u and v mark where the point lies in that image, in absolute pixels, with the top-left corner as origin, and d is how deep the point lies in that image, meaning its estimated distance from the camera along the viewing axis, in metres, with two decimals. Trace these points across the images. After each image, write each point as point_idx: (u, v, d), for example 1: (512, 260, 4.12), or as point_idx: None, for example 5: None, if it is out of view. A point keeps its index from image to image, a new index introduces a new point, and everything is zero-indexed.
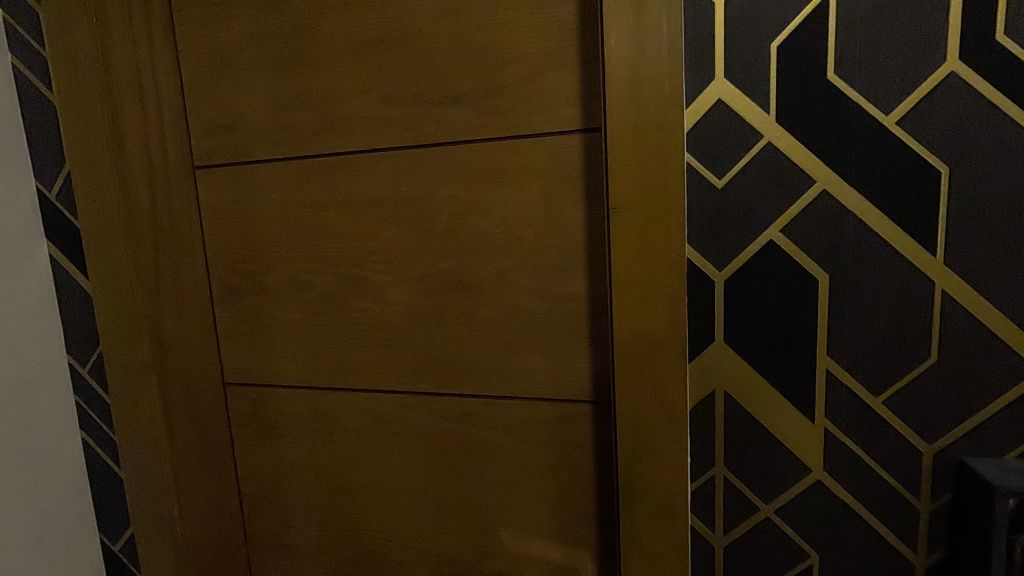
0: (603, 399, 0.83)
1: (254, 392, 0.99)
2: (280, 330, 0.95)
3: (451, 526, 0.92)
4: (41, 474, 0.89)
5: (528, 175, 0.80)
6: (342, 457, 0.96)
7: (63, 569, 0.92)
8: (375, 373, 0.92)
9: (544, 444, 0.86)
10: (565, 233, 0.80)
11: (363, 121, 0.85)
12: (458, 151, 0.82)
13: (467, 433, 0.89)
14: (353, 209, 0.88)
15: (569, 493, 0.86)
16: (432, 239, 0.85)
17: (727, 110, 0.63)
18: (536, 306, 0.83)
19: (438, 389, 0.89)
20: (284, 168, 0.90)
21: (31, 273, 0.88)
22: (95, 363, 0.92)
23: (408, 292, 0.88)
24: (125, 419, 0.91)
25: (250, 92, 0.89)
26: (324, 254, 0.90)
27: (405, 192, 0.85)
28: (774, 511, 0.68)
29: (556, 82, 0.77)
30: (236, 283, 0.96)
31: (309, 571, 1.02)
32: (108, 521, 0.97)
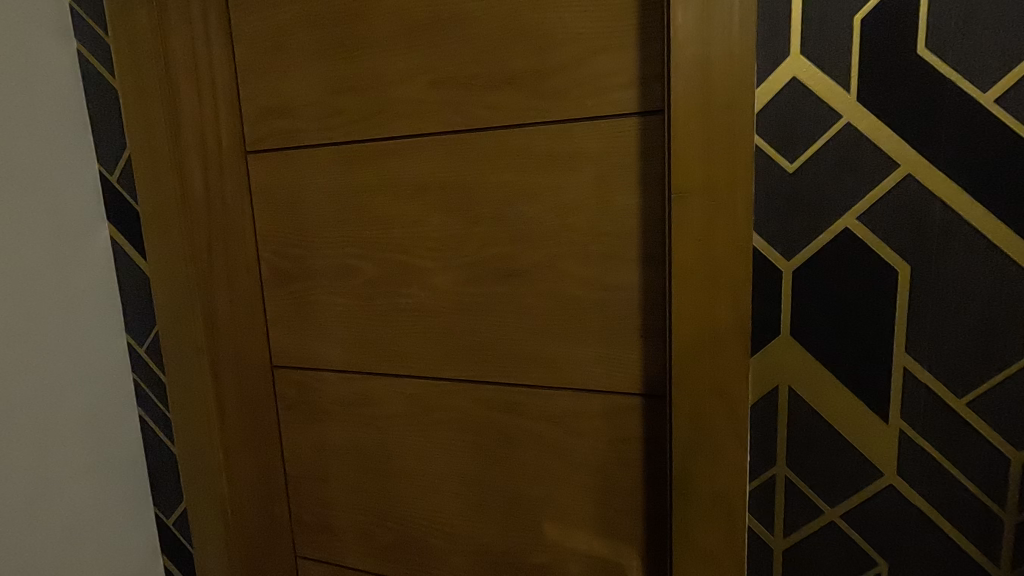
0: (655, 392, 0.80)
1: (302, 376, 1.00)
2: (327, 316, 0.96)
3: (494, 516, 0.92)
4: (100, 447, 0.93)
5: (581, 160, 0.78)
6: (385, 442, 0.96)
7: (121, 539, 0.96)
8: (419, 360, 0.91)
9: (590, 436, 0.84)
10: (619, 221, 0.78)
11: (413, 105, 0.84)
12: (509, 135, 0.80)
13: (511, 422, 0.88)
14: (401, 194, 0.87)
15: (616, 487, 0.84)
16: (481, 225, 0.84)
17: (802, 89, 0.59)
18: (586, 295, 0.81)
19: (483, 377, 0.88)
20: (334, 153, 0.90)
21: (92, 253, 0.92)
22: (152, 342, 0.95)
23: (455, 278, 0.87)
24: (178, 397, 0.94)
25: (301, 76, 0.90)
26: (371, 239, 0.90)
27: (454, 177, 0.84)
28: (841, 515, 0.64)
29: (612, 63, 0.75)
30: (285, 266, 0.97)
31: (351, 553, 1.03)
32: (162, 495, 1.00)
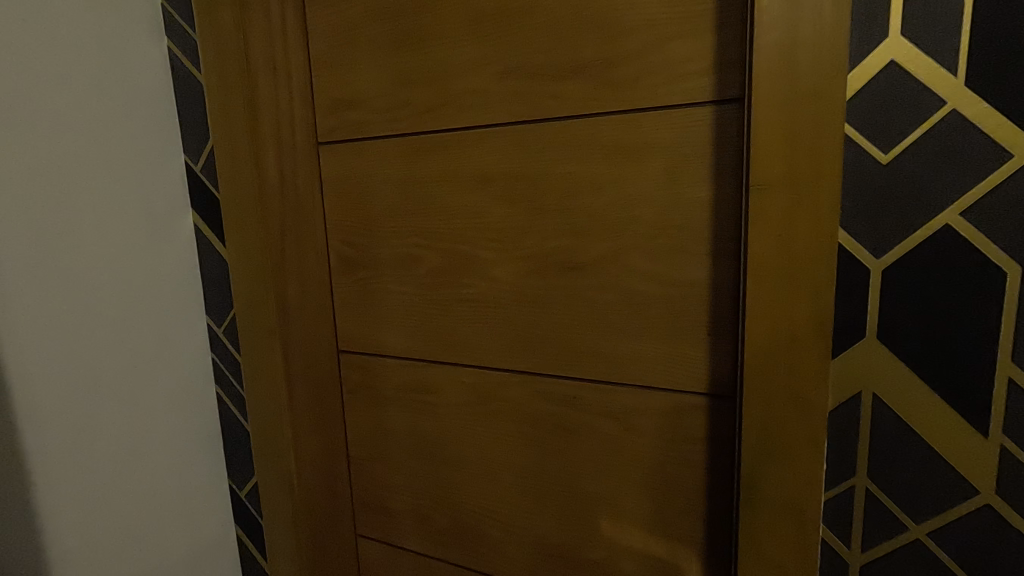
0: (721, 393, 0.77)
1: (365, 361, 1.03)
2: (390, 304, 0.98)
3: (549, 508, 0.92)
4: (180, 420, 1.00)
5: (650, 151, 0.76)
6: (444, 430, 0.98)
7: (198, 506, 1.03)
8: (479, 350, 0.92)
9: (651, 434, 0.82)
10: (688, 215, 0.75)
11: (479, 96, 0.84)
12: (576, 125, 0.79)
13: (570, 417, 0.87)
14: (465, 185, 0.88)
15: (676, 488, 0.82)
16: (545, 217, 0.83)
17: (900, 73, 0.54)
18: (651, 290, 0.79)
19: (542, 370, 0.88)
20: (401, 144, 0.91)
21: (177, 239, 0.98)
22: (229, 324, 1.01)
23: (516, 270, 0.87)
24: (253, 377, 0.99)
25: (371, 69, 0.91)
26: (435, 229, 0.91)
27: (519, 168, 0.84)
28: (927, 532, 0.60)
29: (687, 49, 0.72)
30: (353, 255, 1.00)
31: (408, 536, 1.05)
32: (236, 468, 1.06)
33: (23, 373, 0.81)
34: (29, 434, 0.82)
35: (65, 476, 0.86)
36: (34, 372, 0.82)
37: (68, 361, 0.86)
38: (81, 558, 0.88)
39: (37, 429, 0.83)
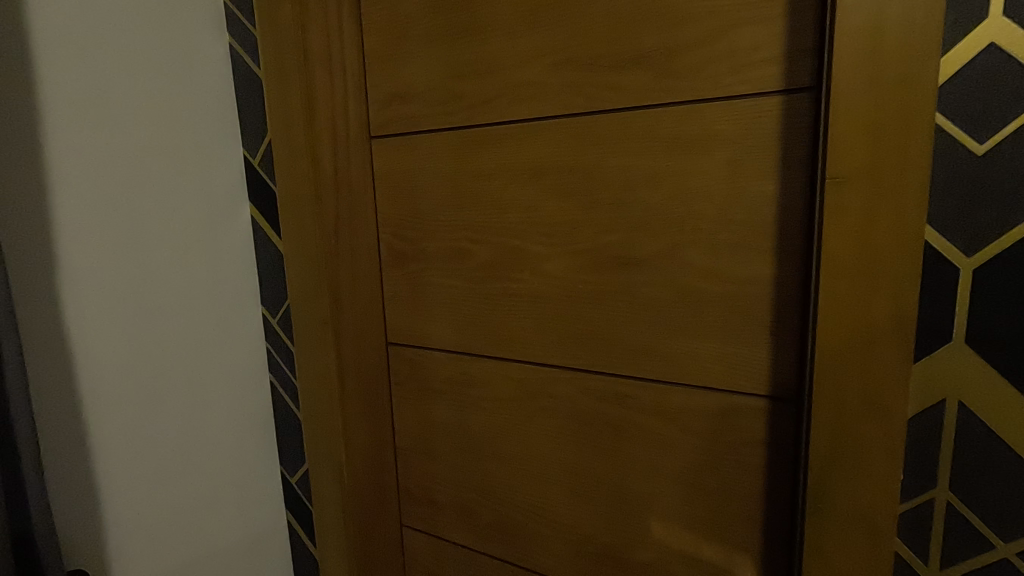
0: (783, 396, 0.74)
1: (413, 354, 1.03)
2: (440, 297, 0.98)
3: (597, 506, 0.90)
4: (233, 406, 1.03)
5: (712, 143, 0.73)
6: (491, 424, 0.98)
7: (250, 490, 1.07)
8: (529, 345, 0.91)
9: (706, 436, 0.80)
10: (752, 209, 0.72)
11: (535, 88, 0.83)
12: (634, 117, 0.77)
13: (621, 415, 0.86)
14: (518, 178, 0.87)
15: (732, 492, 0.80)
16: (599, 211, 0.82)
17: (1000, 58, 0.51)
18: (710, 288, 0.76)
19: (594, 366, 0.86)
20: (454, 137, 0.91)
21: (235, 230, 1.01)
22: (284, 314, 1.03)
23: (569, 265, 0.86)
24: (306, 366, 1.01)
25: (425, 61, 0.91)
26: (487, 223, 0.91)
27: (573, 162, 0.82)
28: (1016, 552, 0.56)
29: (756, 36, 0.69)
30: (403, 248, 1.00)
31: (453, 530, 1.05)
32: (288, 455, 1.09)
33: (89, 359, 0.86)
34: (95, 417, 0.87)
35: (126, 457, 0.90)
36: (99, 358, 0.86)
37: (130, 348, 0.89)
38: (140, 533, 0.93)
39: (102, 412, 0.87)
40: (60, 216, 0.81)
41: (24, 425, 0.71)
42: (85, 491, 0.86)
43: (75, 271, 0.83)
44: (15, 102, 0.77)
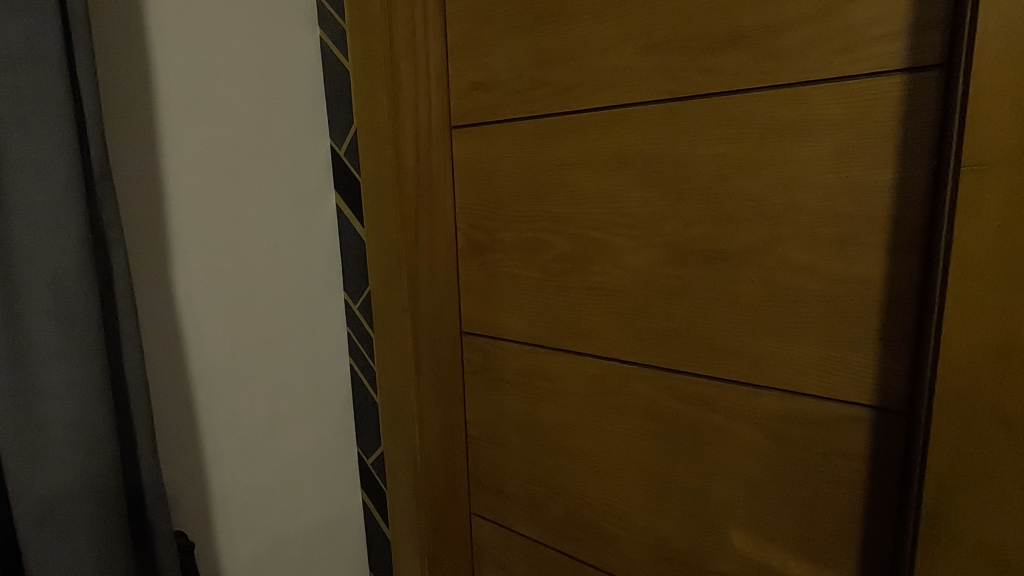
0: (890, 407, 0.67)
1: (487, 344, 1.03)
2: (515, 289, 0.97)
3: (672, 510, 0.87)
4: (318, 388, 1.08)
5: (817, 130, 0.67)
6: (564, 419, 0.96)
7: (332, 468, 1.12)
8: (606, 340, 0.89)
9: (799, 445, 0.75)
10: (862, 201, 0.66)
11: (621, 74, 0.80)
12: (729, 102, 0.72)
13: (703, 417, 0.82)
14: (600, 168, 0.84)
15: (826, 507, 0.74)
16: (686, 202, 0.78)
17: None
18: (810, 286, 0.70)
19: (675, 365, 0.83)
20: (534, 126, 0.90)
21: (322, 219, 1.05)
22: (365, 300, 1.07)
23: (651, 258, 0.82)
24: (386, 352, 1.05)
25: (507, 49, 0.90)
26: (565, 214, 0.89)
27: (659, 151, 0.79)
28: None
29: (875, 9, 0.62)
30: (480, 237, 0.99)
31: (521, 522, 1.05)
32: (365, 436, 1.13)
33: (194, 338, 0.92)
34: (198, 393, 0.93)
35: (223, 431, 0.96)
36: (203, 337, 0.93)
37: (228, 330, 0.95)
38: (235, 504, 0.99)
39: (204, 389, 0.93)
40: (172, 204, 0.88)
41: (138, 393, 0.77)
42: (190, 460, 0.93)
43: (183, 256, 0.89)
44: (134, 97, 0.83)
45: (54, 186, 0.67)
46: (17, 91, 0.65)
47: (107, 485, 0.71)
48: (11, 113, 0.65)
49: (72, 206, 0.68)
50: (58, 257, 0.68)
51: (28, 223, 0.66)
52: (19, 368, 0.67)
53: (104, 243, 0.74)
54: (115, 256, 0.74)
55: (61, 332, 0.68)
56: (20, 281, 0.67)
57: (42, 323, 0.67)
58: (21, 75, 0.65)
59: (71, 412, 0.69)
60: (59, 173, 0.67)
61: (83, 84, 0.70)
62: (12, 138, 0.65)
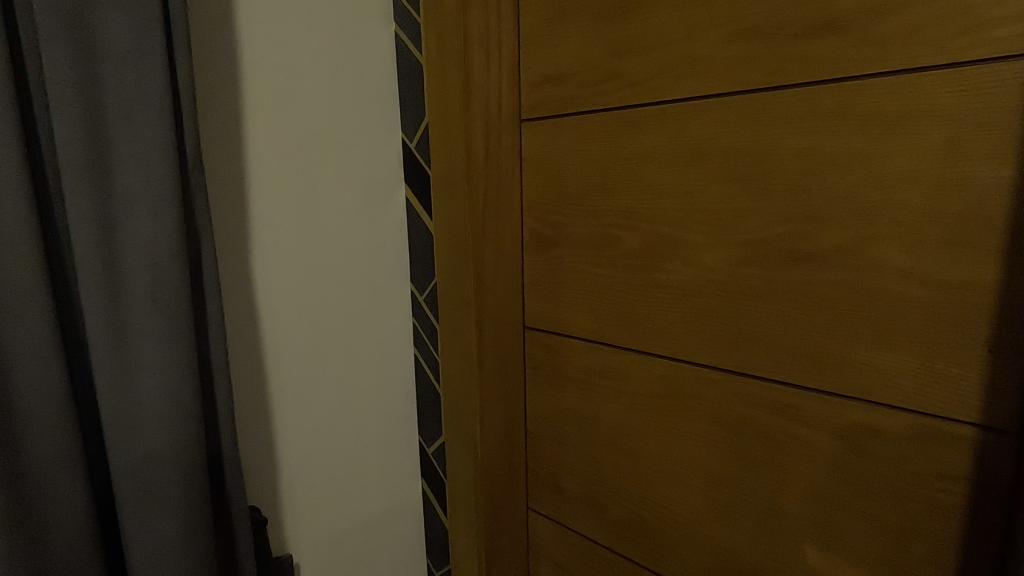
0: (999, 427, 0.61)
1: (550, 339, 1.02)
2: (581, 285, 0.95)
3: (741, 520, 0.83)
4: (383, 376, 1.11)
5: (925, 122, 0.62)
6: (628, 419, 0.94)
7: (394, 454, 1.15)
8: (674, 341, 0.86)
9: (887, 462, 0.69)
10: (975, 201, 0.60)
11: (703, 63, 0.76)
12: (823, 92, 0.68)
13: (779, 426, 0.77)
14: (676, 162, 0.81)
15: (916, 530, 0.68)
16: (771, 199, 0.73)
17: None
18: (909, 291, 0.65)
19: (750, 369, 0.79)
20: (607, 119, 0.87)
21: (392, 211, 1.07)
22: (431, 292, 1.09)
23: (728, 257, 0.78)
24: (450, 343, 1.06)
25: (582, 40, 0.88)
26: (637, 209, 0.86)
27: (743, 144, 0.75)
28: None
29: None
30: (547, 232, 0.98)
31: (579, 521, 1.04)
32: (427, 425, 1.16)
33: (271, 322, 0.96)
34: (273, 375, 0.97)
35: (295, 413, 1.00)
36: (279, 321, 0.97)
37: (302, 316, 0.99)
38: (303, 483, 1.03)
39: (278, 372, 0.98)
40: (255, 193, 0.92)
41: (222, 373, 0.81)
42: (264, 438, 0.97)
43: (263, 244, 0.93)
44: (225, 91, 0.87)
45: (153, 175, 0.71)
46: (125, 85, 0.69)
47: (193, 457, 0.76)
48: (119, 105, 0.69)
49: (170, 193, 0.72)
50: (156, 241, 0.72)
51: (130, 208, 0.71)
52: (120, 343, 0.71)
53: (195, 229, 0.79)
54: (204, 242, 0.78)
55: (157, 313, 0.72)
56: (122, 262, 0.71)
57: (140, 304, 0.72)
58: (128, 69, 0.69)
59: (163, 387, 0.73)
60: (158, 163, 0.71)
61: (182, 78, 0.74)
62: (119, 128, 0.70)
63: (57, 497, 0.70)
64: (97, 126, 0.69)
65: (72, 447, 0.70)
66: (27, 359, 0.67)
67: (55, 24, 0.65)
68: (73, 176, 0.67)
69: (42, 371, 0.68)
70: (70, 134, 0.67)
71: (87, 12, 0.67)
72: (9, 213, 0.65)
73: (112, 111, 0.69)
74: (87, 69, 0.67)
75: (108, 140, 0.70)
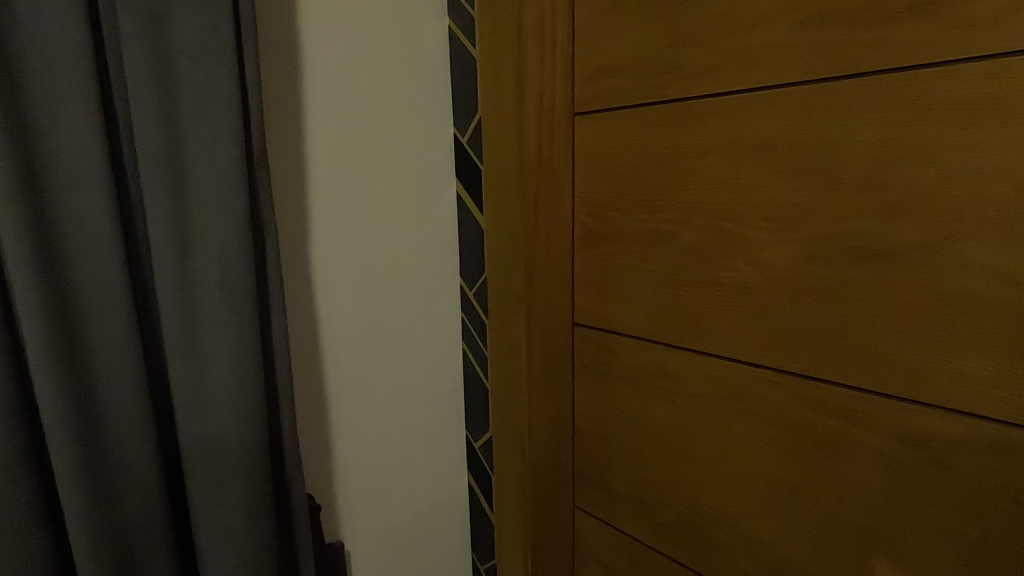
0: None
1: (601, 337, 0.99)
2: (633, 282, 0.93)
3: (801, 528, 0.80)
4: (433, 369, 1.12)
5: (1019, 111, 0.57)
6: (680, 420, 0.92)
7: (443, 447, 1.16)
8: (731, 340, 0.83)
9: (965, 473, 0.65)
10: None
11: (768, 52, 0.73)
12: (901, 80, 0.64)
13: (844, 432, 0.74)
14: (737, 155, 0.78)
15: (997, 547, 0.64)
16: (840, 193, 0.70)
17: None
18: (996, 292, 0.61)
19: (813, 372, 0.75)
20: (664, 111, 0.85)
21: (444, 206, 1.09)
22: (481, 287, 1.10)
23: (791, 254, 0.75)
24: (498, 338, 1.07)
25: (638, 31, 0.86)
26: (694, 204, 0.84)
27: (811, 137, 0.71)
28: None
29: None
30: (599, 228, 0.96)
31: (628, 522, 1.02)
32: (475, 419, 1.17)
33: (327, 315, 0.98)
34: (330, 366, 0.99)
35: (348, 404, 1.03)
36: (335, 313, 0.99)
37: (356, 309, 1.01)
38: (355, 473, 1.05)
39: (334, 363, 1.00)
40: (314, 188, 0.94)
41: (283, 362, 0.84)
42: (320, 428, 1.00)
43: (320, 238, 0.95)
44: (286, 89, 0.90)
45: (222, 169, 0.74)
46: (197, 82, 0.72)
47: (257, 443, 0.78)
48: (192, 103, 0.72)
49: (237, 187, 0.75)
50: (225, 234, 0.74)
51: (201, 202, 0.74)
52: (191, 332, 0.75)
53: (260, 223, 0.81)
54: (269, 235, 0.81)
55: (225, 303, 0.75)
56: (193, 254, 0.74)
57: (210, 294, 0.75)
58: (200, 66, 0.72)
59: (230, 375, 0.76)
60: (227, 157, 0.74)
61: (250, 75, 0.76)
62: (192, 124, 0.73)
63: (134, 477, 0.74)
64: (172, 123, 0.71)
65: (147, 431, 0.74)
66: (108, 346, 0.71)
67: (134, 25, 0.68)
68: (149, 171, 0.70)
69: (121, 357, 0.72)
70: (148, 131, 0.70)
71: (162, 12, 0.70)
72: (93, 205, 0.69)
73: (185, 108, 0.72)
74: (163, 68, 0.70)
75: (181, 136, 0.72)
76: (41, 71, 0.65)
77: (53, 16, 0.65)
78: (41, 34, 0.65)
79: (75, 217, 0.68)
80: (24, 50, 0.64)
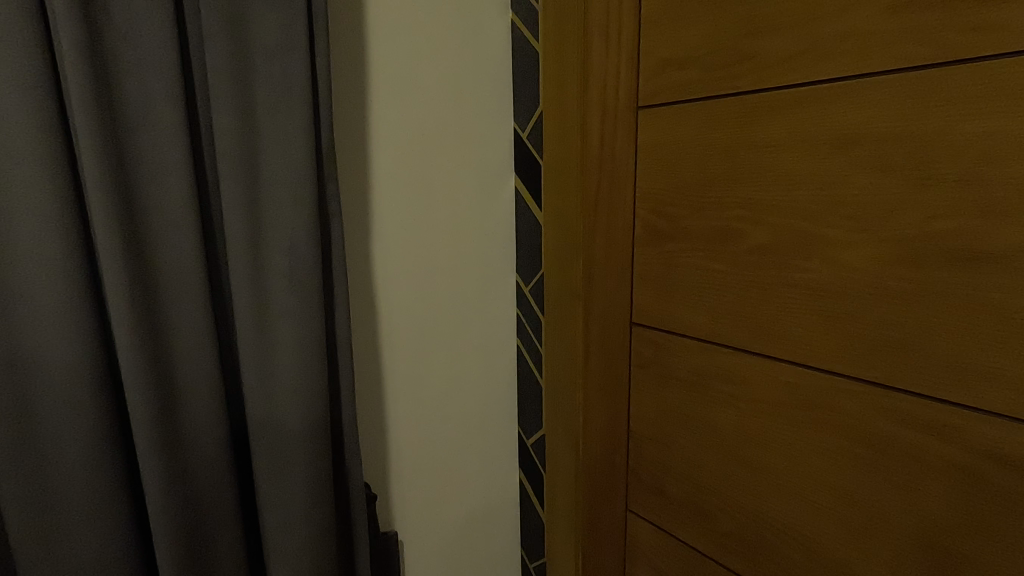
0: None
1: (660, 337, 0.97)
2: (696, 282, 0.90)
3: (877, 546, 0.75)
4: (487, 364, 1.12)
5: None
6: (744, 426, 0.88)
7: (495, 441, 1.16)
8: (802, 346, 0.79)
9: None
10: None
11: (853, 40, 0.68)
12: (1008, 69, 0.58)
13: (928, 447, 0.69)
14: (815, 150, 0.74)
15: None
16: (934, 191, 0.65)
17: None
18: None
19: (895, 383, 0.70)
20: (735, 105, 0.81)
21: (503, 202, 1.09)
22: (537, 283, 1.09)
23: (873, 256, 0.70)
24: (554, 335, 1.06)
25: (709, 20, 0.82)
26: (765, 202, 0.80)
27: (901, 130, 0.66)
28: None
29: None
30: (660, 225, 0.94)
31: (683, 527, 0.99)
32: (528, 415, 1.16)
33: (385, 307, 0.99)
34: (387, 357, 1.01)
35: (404, 396, 1.04)
36: (394, 306, 1.00)
37: (414, 303, 1.02)
38: (409, 464, 1.06)
39: (391, 354, 1.01)
40: (376, 182, 0.95)
41: (345, 352, 0.85)
42: (376, 418, 1.01)
43: (381, 231, 0.97)
44: (352, 83, 0.91)
45: (294, 162, 0.76)
46: (273, 77, 0.74)
47: (319, 428, 0.80)
48: (267, 97, 0.74)
49: (307, 180, 0.77)
50: (294, 225, 0.77)
51: (273, 194, 0.76)
52: (261, 320, 0.77)
53: (326, 215, 0.83)
54: (334, 227, 0.82)
55: (293, 292, 0.77)
56: (265, 246, 0.76)
57: (279, 284, 0.77)
58: (275, 63, 0.74)
59: (296, 362, 0.78)
60: (297, 151, 0.76)
61: (320, 70, 0.78)
62: (266, 119, 0.75)
63: (206, 457, 0.77)
64: (249, 118, 0.74)
65: (219, 414, 0.77)
66: (186, 331, 0.75)
67: (216, 23, 0.71)
68: (228, 163, 0.73)
69: (197, 342, 0.75)
70: (227, 125, 0.72)
71: (241, 9, 0.72)
72: (176, 198, 0.72)
73: (260, 103, 0.74)
74: (241, 64, 0.73)
75: (256, 131, 0.75)
76: (134, 69, 0.69)
77: (145, 16, 0.68)
78: (134, 34, 0.68)
79: (160, 209, 0.72)
80: (119, 50, 0.68)
